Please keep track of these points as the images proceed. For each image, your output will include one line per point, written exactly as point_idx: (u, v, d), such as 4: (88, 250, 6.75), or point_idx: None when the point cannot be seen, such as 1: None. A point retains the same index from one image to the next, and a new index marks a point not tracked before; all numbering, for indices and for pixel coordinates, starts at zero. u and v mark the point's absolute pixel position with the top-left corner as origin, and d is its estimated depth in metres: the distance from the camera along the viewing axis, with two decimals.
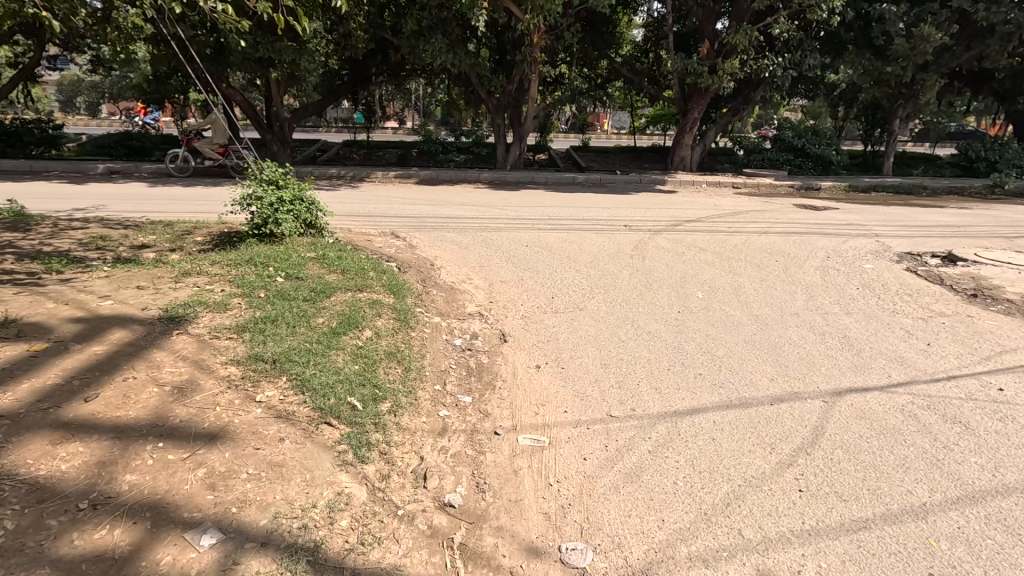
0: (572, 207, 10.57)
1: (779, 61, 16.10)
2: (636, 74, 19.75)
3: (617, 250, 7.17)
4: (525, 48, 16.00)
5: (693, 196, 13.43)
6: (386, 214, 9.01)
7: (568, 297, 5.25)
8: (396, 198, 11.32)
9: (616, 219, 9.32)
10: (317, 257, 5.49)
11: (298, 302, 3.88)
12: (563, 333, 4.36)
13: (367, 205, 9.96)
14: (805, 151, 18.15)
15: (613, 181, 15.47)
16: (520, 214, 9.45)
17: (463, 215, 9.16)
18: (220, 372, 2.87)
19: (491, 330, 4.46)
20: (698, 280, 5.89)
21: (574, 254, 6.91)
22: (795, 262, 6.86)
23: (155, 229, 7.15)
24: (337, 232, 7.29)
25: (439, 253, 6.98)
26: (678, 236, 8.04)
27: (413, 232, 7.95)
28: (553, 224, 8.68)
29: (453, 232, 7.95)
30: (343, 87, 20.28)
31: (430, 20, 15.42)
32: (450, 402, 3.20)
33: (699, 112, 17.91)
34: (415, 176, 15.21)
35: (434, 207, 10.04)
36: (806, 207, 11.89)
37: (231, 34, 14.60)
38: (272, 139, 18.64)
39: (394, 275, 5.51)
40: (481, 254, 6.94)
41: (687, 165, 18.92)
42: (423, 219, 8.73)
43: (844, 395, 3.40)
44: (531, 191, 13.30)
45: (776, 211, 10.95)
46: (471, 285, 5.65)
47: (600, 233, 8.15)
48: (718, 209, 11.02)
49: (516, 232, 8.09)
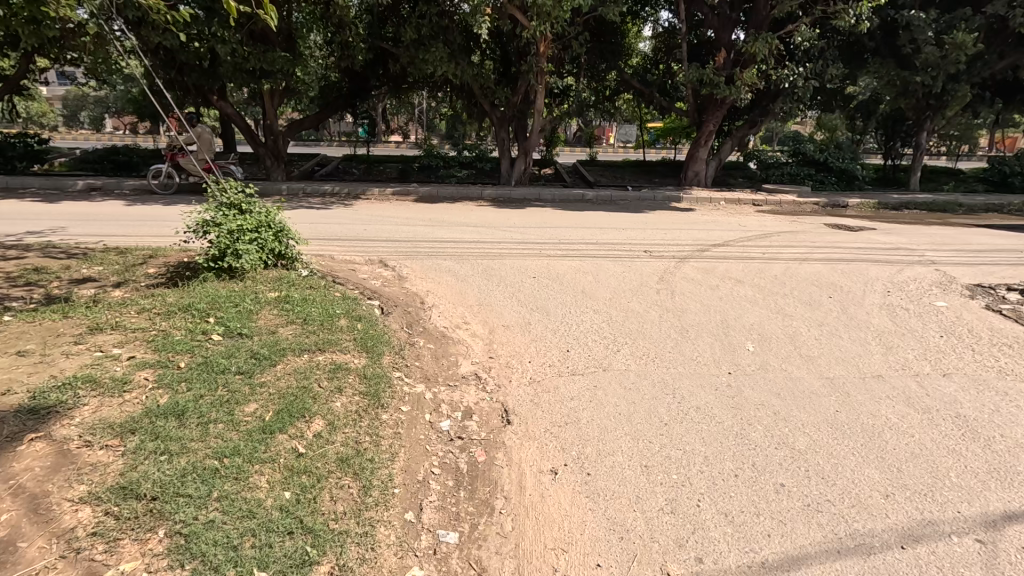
0: (584, 229, 9.59)
1: (800, 71, 15.18)
2: (646, 85, 18.92)
3: (639, 283, 6.14)
4: (530, 58, 15.15)
5: (712, 214, 12.42)
6: (376, 238, 8.10)
7: (586, 352, 4.20)
8: (390, 218, 10.39)
9: (633, 243, 8.30)
10: (278, 299, 4.48)
11: (227, 378, 2.86)
12: (585, 410, 3.32)
13: (356, 227, 9.05)
14: (826, 166, 17.23)
15: (625, 198, 14.48)
16: (524, 237, 8.51)
17: (462, 238, 8.21)
18: (61, 524, 1.88)
19: (490, 404, 3.42)
20: (744, 326, 4.83)
21: (590, 288, 5.88)
22: (852, 298, 5.80)
23: (105, 258, 6.19)
24: (313, 263, 6.32)
25: (431, 285, 6.01)
26: (708, 265, 6.99)
27: (405, 260, 6.98)
28: (563, 249, 7.68)
29: (450, 259, 7.01)
30: (342, 100, 19.48)
31: (431, 28, 14.65)
32: (424, 548, 2.17)
33: (715, 125, 16.95)
34: (414, 192, 14.31)
35: (430, 229, 9.09)
36: (839, 227, 10.84)
37: (221, 44, 13.83)
38: (265, 154, 17.62)
39: (372, 320, 4.48)
40: (481, 287, 5.94)
41: (702, 180, 17.92)
42: (417, 243, 7.80)
43: (1004, 528, 2.33)
44: (537, 209, 12.33)
45: (809, 233, 9.90)
46: (467, 333, 4.63)
47: (617, 261, 7.13)
48: (745, 230, 10.00)
49: (522, 259, 7.11)
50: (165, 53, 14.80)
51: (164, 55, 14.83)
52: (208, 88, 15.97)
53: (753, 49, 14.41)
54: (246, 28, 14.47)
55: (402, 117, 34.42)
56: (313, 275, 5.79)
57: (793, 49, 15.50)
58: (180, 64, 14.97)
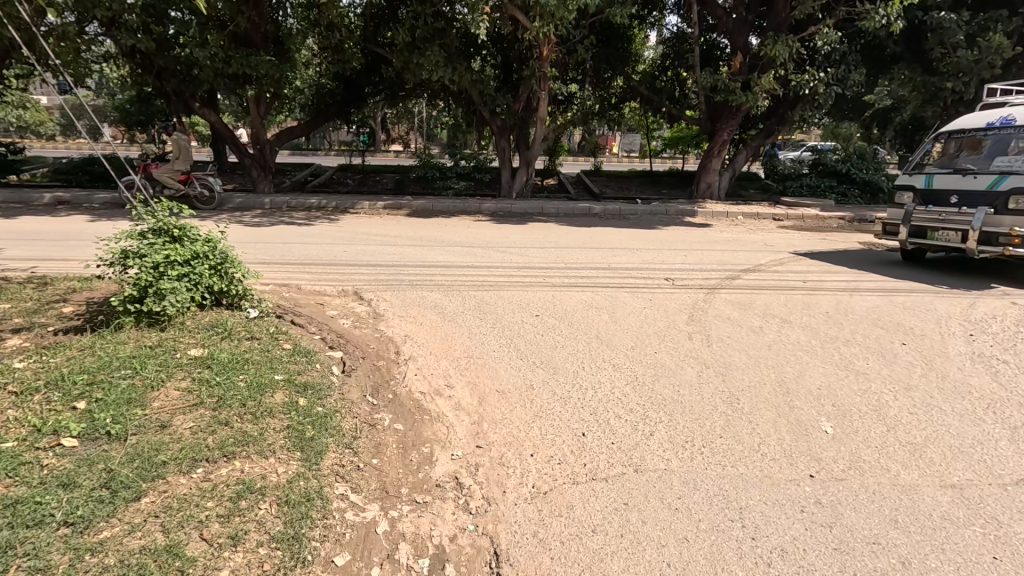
0: (592, 250, 8.52)
1: (821, 77, 14.21)
2: (654, 93, 17.98)
3: (663, 322, 5.05)
4: (533, 62, 14.17)
5: (731, 231, 11.33)
6: (354, 263, 7.06)
7: (608, 438, 3.12)
8: (378, 236, 9.36)
9: (649, 268, 7.20)
10: (198, 358, 3.38)
11: (36, 543, 1.90)
12: (619, 556, 2.24)
13: (333, 249, 8.00)
14: (849, 177, 16.10)
15: (635, 212, 13.42)
16: (526, 261, 7.43)
17: (452, 263, 7.15)
18: None
19: (474, 541, 2.34)
20: (809, 390, 3.74)
21: (605, 331, 4.81)
22: (932, 345, 4.68)
23: (20, 293, 5.08)
24: (268, 300, 5.27)
25: (409, 326, 4.93)
26: (743, 298, 5.88)
27: (383, 291, 5.92)
28: (571, 277, 6.59)
29: (435, 288, 5.95)
30: (333, 108, 18.50)
31: (425, 29, 13.68)
32: None
33: (730, 133, 15.92)
34: (407, 206, 13.25)
35: (417, 251, 8.04)
36: (873, 247, 9.75)
37: (198, 47, 12.78)
38: (251, 164, 16.58)
39: (323, 390, 3.38)
40: (470, 328, 4.87)
41: (715, 192, 16.83)
42: (400, 269, 6.73)
43: None
44: (541, 225, 11.28)
45: (843, 256, 8.79)
46: (448, 402, 3.53)
47: (632, 292, 6.02)
48: (774, 251, 8.93)
49: (520, 289, 6.01)
50: (142, 56, 13.80)
51: (141, 58, 13.80)
52: (188, 94, 14.89)
53: (772, 53, 13.40)
54: (229, 30, 13.54)
55: (402, 126, 33.71)
56: (263, 317, 4.68)
57: (813, 52, 14.48)
58: (158, 68, 13.97)
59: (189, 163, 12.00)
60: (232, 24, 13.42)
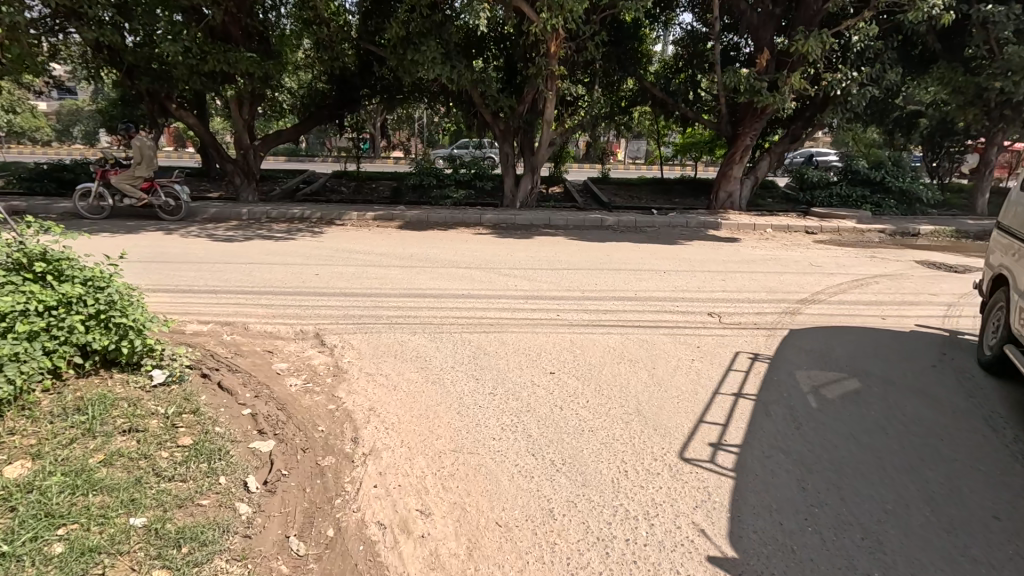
0: (611, 272, 7.22)
1: (854, 76, 12.94)
2: (668, 95, 16.77)
3: (723, 386, 3.73)
4: (539, 59, 12.90)
5: (763, 247, 10.01)
6: (325, 292, 5.79)
7: None
8: (362, 254, 8.08)
9: (685, 298, 5.88)
10: (10, 489, 2.21)
11: None
12: None
13: (304, 272, 6.72)
14: (882, 186, 14.81)
15: (652, 224, 12.13)
16: (534, 289, 6.14)
17: (444, 291, 5.87)
18: None
19: None
20: (983, 523, 2.44)
21: (648, 400, 3.49)
22: None
23: None
24: (191, 359, 3.98)
25: (378, 391, 3.62)
26: (817, 345, 4.53)
27: (352, 333, 4.65)
28: (590, 312, 5.28)
29: (419, 330, 4.64)
30: (326, 111, 17.32)
31: (421, 23, 12.47)
32: None
33: (753, 138, 14.67)
34: (400, 217, 11.98)
35: (404, 274, 6.76)
36: (934, 267, 8.40)
37: (168, 40, 11.52)
38: (233, 171, 15.32)
39: (209, 537, 2.15)
40: (459, 395, 3.55)
41: (734, 202, 15.56)
42: (379, 301, 5.46)
43: None
44: (549, 240, 10.01)
45: (910, 279, 7.42)
46: (419, 555, 2.22)
47: (671, 335, 4.71)
48: (825, 273, 7.61)
49: (528, 331, 4.70)
50: (110, 52, 12.58)
51: (109, 54, 12.61)
52: (164, 93, 13.68)
53: (805, 48, 12.09)
54: (204, 23, 12.32)
55: (404, 132, 32.69)
56: (167, 385, 3.31)
57: (845, 49, 13.20)
58: (128, 66, 12.77)
59: (150, 171, 11.11)
60: (208, 16, 12.20)
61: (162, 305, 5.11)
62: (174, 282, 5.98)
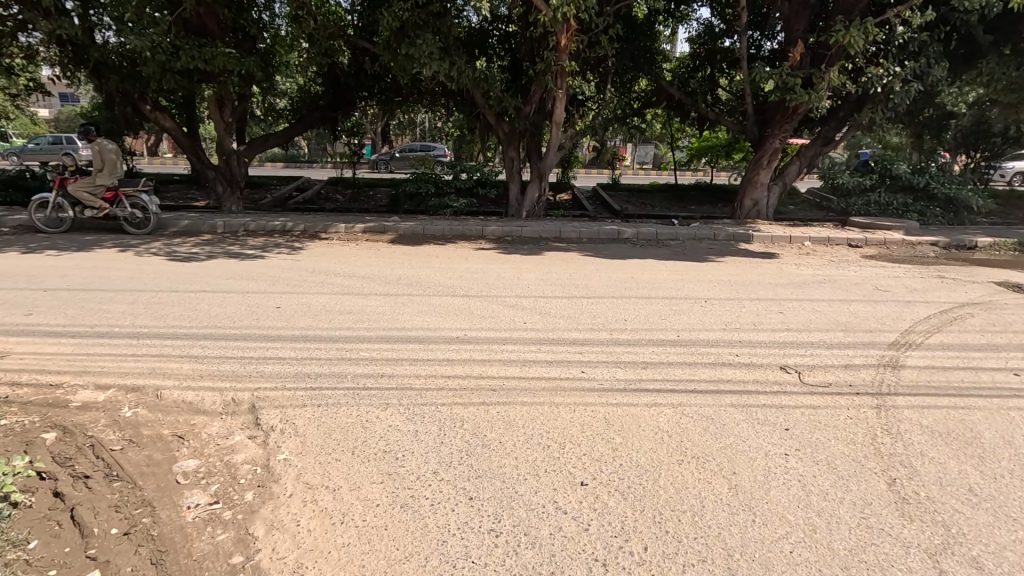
0: (641, 301, 5.90)
1: (898, 71, 11.62)
2: (687, 95, 15.47)
3: (848, 514, 2.43)
4: (547, 53, 11.63)
5: (808, 265, 8.68)
6: (276, 336, 4.50)
7: None
8: (342, 277, 6.84)
9: (745, 344, 4.57)
10: None
11: None
12: None
13: (263, 304, 5.46)
14: (926, 192, 13.46)
15: (675, 236, 10.82)
16: (547, 330, 4.84)
17: (433, 336, 4.58)
18: None
19: None
20: None
21: (744, 552, 2.19)
22: None
23: None
24: (45, 464, 2.71)
25: (316, 529, 2.32)
26: (954, 427, 3.20)
27: (299, 409, 3.35)
28: (625, 370, 3.96)
29: (392, 404, 3.35)
30: (318, 113, 15.98)
31: (416, 14, 11.23)
32: None
33: (783, 141, 13.37)
34: (393, 229, 10.72)
35: (388, 307, 5.47)
36: (1020, 290, 7.06)
37: (135, 34, 10.34)
38: (215, 178, 14.07)
39: None
40: (442, 539, 2.25)
41: (761, 211, 14.25)
42: (345, 353, 4.16)
43: None
44: (561, 257, 8.74)
45: (1005, 307, 6.09)
46: None
47: (741, 408, 3.40)
48: (897, 299, 6.30)
49: (543, 403, 3.40)
50: (74, 48, 11.44)
51: (74, 51, 11.49)
52: (136, 94, 12.53)
53: (846, 39, 10.79)
54: (177, 15, 11.13)
55: (405, 136, 31.61)
56: None
57: (887, 42, 11.90)
58: (94, 63, 11.63)
59: (114, 180, 9.86)
60: (180, 8, 11.03)
61: (56, 363, 3.85)
62: (92, 321, 4.72)
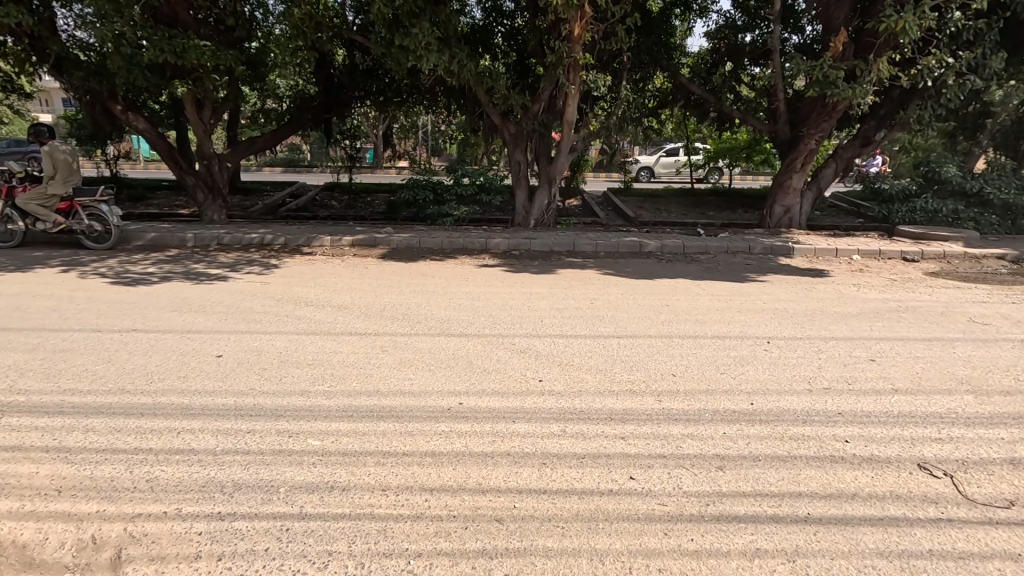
0: (688, 343, 4.61)
1: (954, 63, 10.29)
2: (709, 91, 14.19)
3: None
4: (558, 44, 10.40)
5: (869, 286, 7.35)
6: (197, 410, 3.23)
7: None
8: (314, 307, 5.60)
9: (848, 419, 3.28)
10: None
11: None
12: None
13: (202, 350, 4.23)
14: (980, 198, 12.08)
15: (705, 249, 9.53)
16: (573, 395, 3.54)
17: (413, 409, 3.30)
18: None
19: None
20: None
21: None
22: None
23: None
24: None
25: None
26: None
27: (192, 561, 2.10)
28: (693, 474, 2.68)
29: (336, 557, 2.10)
30: (309, 114, 14.74)
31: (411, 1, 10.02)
32: None
33: (819, 141, 12.06)
34: (384, 243, 9.47)
35: (362, 354, 4.21)
36: None
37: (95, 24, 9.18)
38: (196, 185, 12.90)
39: None
40: None
41: (793, 219, 12.94)
42: (286, 443, 2.89)
43: None
44: (579, 276, 7.47)
45: None
46: None
47: (898, 563, 2.12)
48: (1009, 337, 4.98)
49: (578, 553, 2.14)
50: (32, 41, 10.30)
51: (34, 44, 10.37)
52: (105, 93, 11.39)
53: (898, 25, 9.49)
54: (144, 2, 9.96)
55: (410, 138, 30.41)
56: None
57: (940, 31, 10.59)
58: (56, 59, 10.53)
59: (64, 192, 8.64)
60: None
61: None
62: None
